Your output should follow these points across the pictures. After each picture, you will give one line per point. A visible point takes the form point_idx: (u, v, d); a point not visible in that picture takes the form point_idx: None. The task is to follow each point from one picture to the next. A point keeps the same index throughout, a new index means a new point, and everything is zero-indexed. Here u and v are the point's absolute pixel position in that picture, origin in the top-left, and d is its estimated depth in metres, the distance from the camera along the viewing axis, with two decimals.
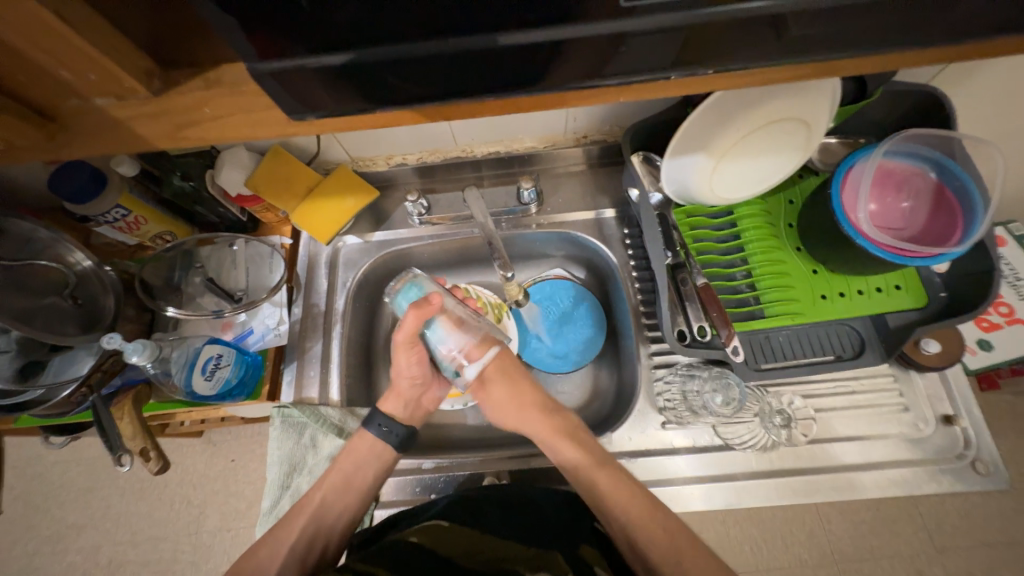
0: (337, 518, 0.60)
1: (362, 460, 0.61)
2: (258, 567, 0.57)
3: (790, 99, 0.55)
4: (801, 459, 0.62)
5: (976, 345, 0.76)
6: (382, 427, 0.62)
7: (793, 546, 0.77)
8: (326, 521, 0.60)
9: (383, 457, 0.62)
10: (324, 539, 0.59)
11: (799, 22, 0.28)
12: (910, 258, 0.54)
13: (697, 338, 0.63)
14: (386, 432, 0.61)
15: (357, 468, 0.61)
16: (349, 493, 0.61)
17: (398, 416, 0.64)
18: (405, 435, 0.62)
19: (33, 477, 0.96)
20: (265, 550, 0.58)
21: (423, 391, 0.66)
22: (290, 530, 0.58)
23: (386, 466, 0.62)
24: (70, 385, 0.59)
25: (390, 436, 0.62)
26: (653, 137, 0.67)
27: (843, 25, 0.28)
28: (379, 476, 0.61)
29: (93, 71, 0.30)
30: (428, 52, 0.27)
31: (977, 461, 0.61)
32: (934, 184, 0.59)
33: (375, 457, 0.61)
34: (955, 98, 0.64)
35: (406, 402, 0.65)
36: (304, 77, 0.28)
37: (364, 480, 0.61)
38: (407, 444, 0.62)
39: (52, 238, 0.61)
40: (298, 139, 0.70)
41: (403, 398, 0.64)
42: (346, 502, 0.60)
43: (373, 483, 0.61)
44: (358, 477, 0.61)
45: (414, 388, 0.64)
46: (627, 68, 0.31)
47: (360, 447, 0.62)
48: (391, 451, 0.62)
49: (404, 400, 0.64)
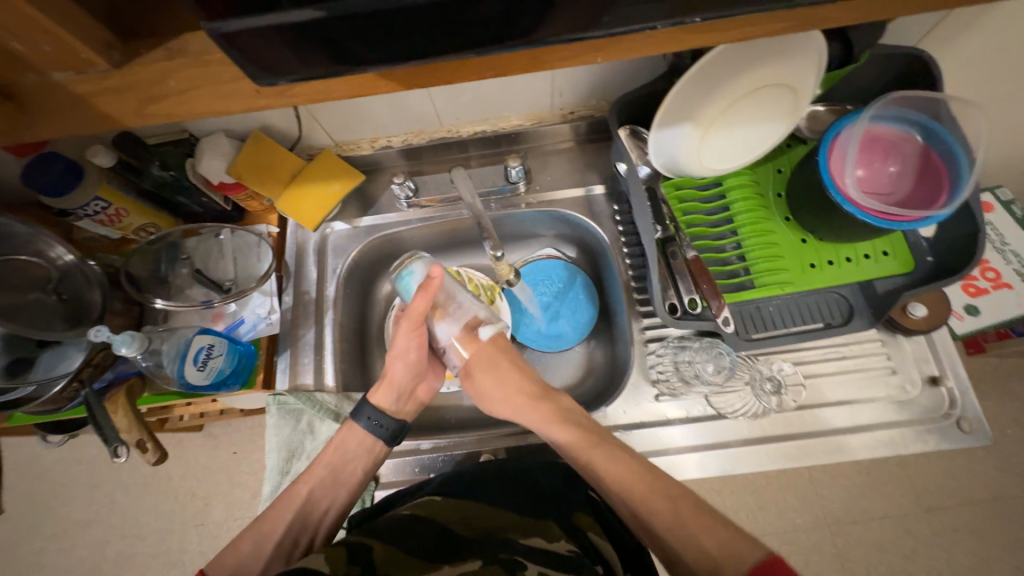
0: (326, 508, 0.60)
1: (350, 454, 0.62)
2: (239, 566, 0.56)
3: (776, 62, 0.54)
4: (792, 425, 0.63)
5: (963, 310, 0.77)
6: (372, 420, 0.62)
7: (787, 511, 0.79)
8: (309, 516, 0.59)
9: (373, 448, 0.63)
10: (311, 532, 0.59)
11: None
12: (898, 223, 0.54)
13: (688, 311, 0.63)
14: (375, 424, 0.61)
15: (345, 463, 0.61)
16: (335, 488, 0.61)
17: (388, 409, 0.64)
18: (395, 429, 0.63)
19: (34, 477, 0.96)
20: (246, 546, 0.57)
21: (416, 382, 0.66)
22: (274, 526, 0.58)
23: (374, 459, 0.63)
24: (61, 381, 0.58)
25: (380, 428, 0.62)
26: (640, 110, 0.66)
27: None
28: (368, 470, 0.62)
29: (47, 42, 0.28)
30: (398, 8, 0.26)
31: (962, 420, 0.62)
32: (921, 148, 0.59)
33: (364, 450, 0.62)
34: (942, 58, 0.64)
35: (398, 393, 0.64)
36: (267, 39, 0.27)
37: (356, 471, 0.62)
38: (397, 438, 0.63)
39: (29, 232, 0.59)
40: (278, 123, 0.68)
41: (394, 389, 0.64)
42: (333, 494, 0.61)
43: (362, 478, 0.62)
44: (347, 467, 0.61)
45: (409, 377, 0.64)
46: (606, 23, 0.30)
47: (349, 440, 0.62)
48: (382, 444, 0.63)
49: (394, 392, 0.64)
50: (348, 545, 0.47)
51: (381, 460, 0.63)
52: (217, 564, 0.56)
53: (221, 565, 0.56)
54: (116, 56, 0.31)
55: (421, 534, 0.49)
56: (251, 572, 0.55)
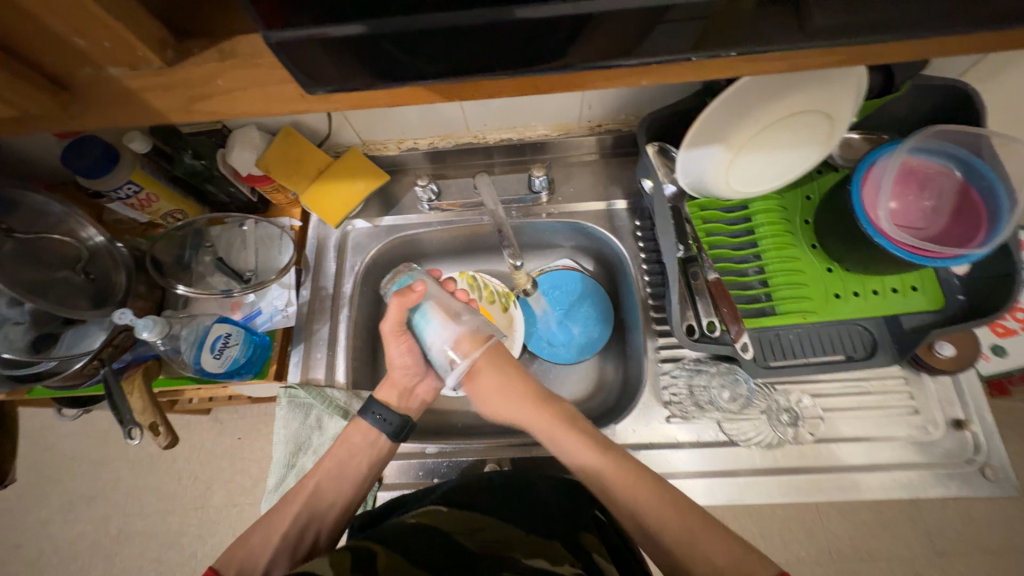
0: (332, 502, 0.61)
1: (356, 448, 0.62)
2: (249, 557, 0.57)
3: (812, 89, 0.54)
4: (806, 458, 0.61)
5: (990, 351, 0.74)
6: (378, 416, 0.62)
7: (790, 544, 0.77)
8: (317, 507, 0.61)
9: (377, 444, 0.63)
10: (318, 524, 0.60)
11: (824, 10, 0.28)
12: (930, 259, 0.52)
13: (706, 334, 0.61)
14: (382, 420, 0.62)
15: (350, 457, 0.61)
16: (341, 483, 0.62)
17: (391, 404, 0.65)
18: (399, 424, 0.63)
19: (46, 448, 0.99)
20: (257, 539, 0.58)
21: (418, 380, 0.67)
22: (282, 519, 0.59)
23: (380, 453, 0.63)
24: (83, 358, 0.60)
25: (386, 425, 0.62)
26: (670, 127, 0.65)
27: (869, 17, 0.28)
28: (373, 465, 0.62)
29: (106, 38, 0.29)
30: (444, 23, 0.27)
31: (986, 467, 0.60)
32: (959, 183, 0.57)
33: (368, 445, 0.62)
34: (985, 93, 0.62)
35: (401, 390, 0.66)
36: (315, 48, 0.27)
37: (359, 468, 0.62)
38: (402, 434, 0.63)
39: (64, 211, 0.61)
40: (309, 119, 0.69)
41: (396, 386, 0.66)
42: (340, 486, 0.61)
43: (366, 473, 0.62)
44: (352, 462, 0.62)
45: (408, 377, 0.66)
46: (645, 48, 0.30)
47: (356, 434, 0.63)
48: (386, 439, 0.63)
49: (398, 389, 0.66)
50: (353, 550, 0.48)
51: (387, 457, 0.63)
52: (228, 558, 0.58)
53: (231, 559, 0.57)
54: (169, 54, 0.32)
55: (424, 545, 0.49)
56: (256, 568, 0.57)
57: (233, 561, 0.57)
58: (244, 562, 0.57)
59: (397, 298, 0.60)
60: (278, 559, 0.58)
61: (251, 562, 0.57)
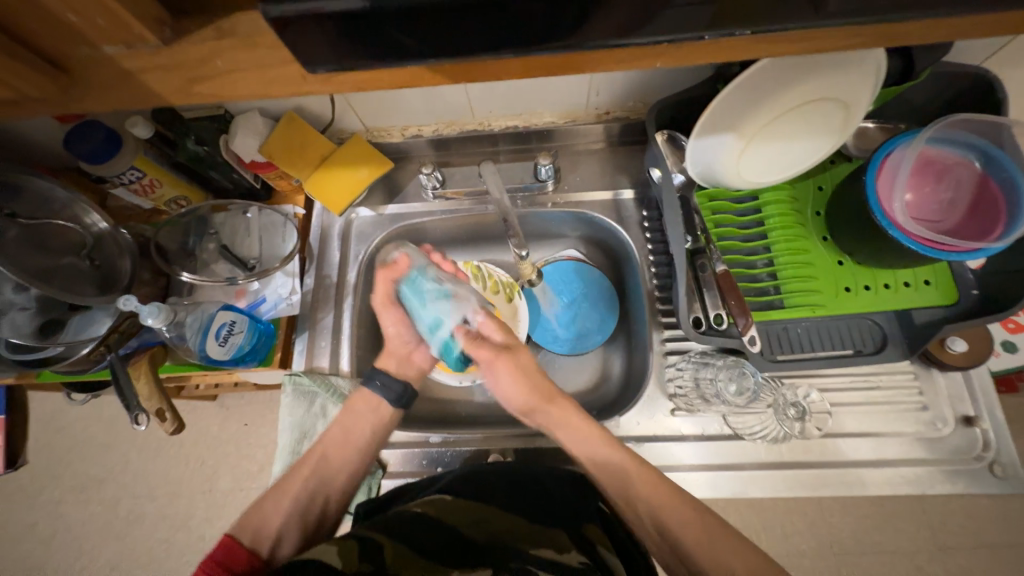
0: (339, 468, 0.61)
1: (359, 415, 0.63)
2: (263, 521, 0.57)
3: (829, 75, 0.52)
4: (812, 453, 0.61)
5: (1001, 347, 0.73)
6: (380, 383, 0.63)
7: (792, 535, 0.77)
8: (325, 473, 0.61)
9: (380, 410, 0.63)
10: (326, 491, 0.61)
11: None
12: (946, 252, 0.51)
13: (713, 326, 0.61)
14: (383, 385, 0.63)
15: (355, 421, 0.62)
16: (348, 451, 0.62)
17: (392, 372, 0.66)
18: (401, 391, 0.64)
19: (56, 431, 1.00)
20: (269, 505, 0.59)
21: (414, 348, 0.68)
22: (292, 484, 0.60)
23: (382, 421, 0.64)
24: (89, 344, 0.60)
25: (388, 391, 0.63)
26: (680, 115, 0.64)
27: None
28: (376, 431, 0.63)
29: (101, 16, 0.28)
30: (445, 0, 0.26)
31: (995, 464, 0.59)
32: (978, 174, 0.56)
33: (371, 412, 0.63)
34: (1009, 81, 0.60)
35: (398, 359, 0.67)
36: (313, 26, 0.27)
37: (363, 436, 0.62)
38: (403, 402, 0.64)
39: (68, 197, 0.61)
40: (312, 105, 0.68)
41: (392, 355, 0.67)
42: (345, 455, 0.61)
43: (371, 438, 0.62)
44: (356, 426, 0.62)
45: (403, 345, 0.67)
46: (655, 29, 0.29)
47: (359, 402, 0.63)
48: (388, 406, 0.63)
49: (395, 357, 0.67)
50: (359, 537, 0.48)
51: (391, 423, 0.64)
52: (241, 524, 0.58)
53: (244, 526, 0.57)
54: (167, 33, 0.31)
55: (430, 535, 0.49)
56: (269, 534, 0.57)
57: (248, 526, 0.57)
58: (259, 528, 0.57)
59: (384, 270, 0.65)
60: (287, 526, 0.58)
61: (264, 528, 0.57)
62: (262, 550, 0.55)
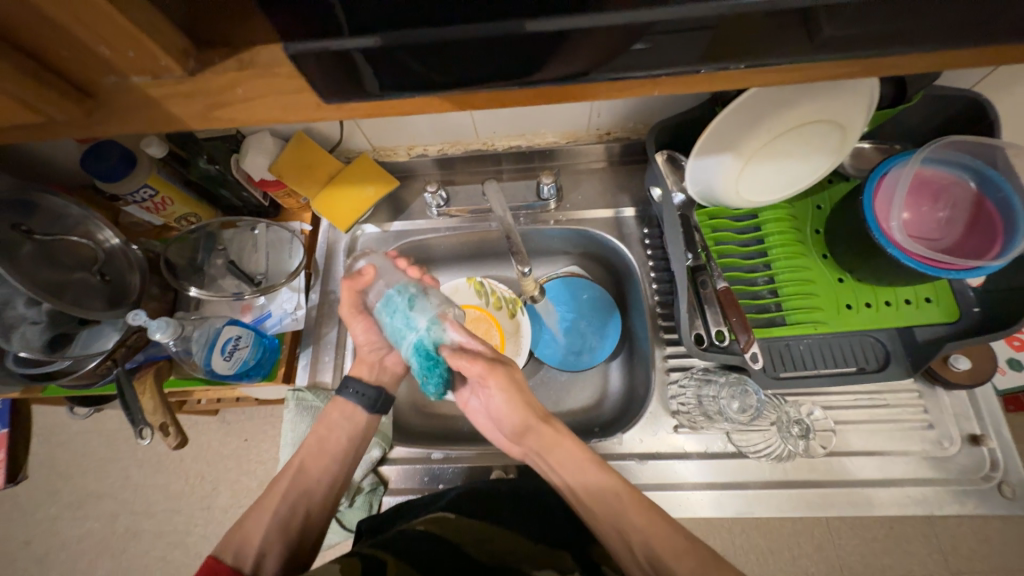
0: (320, 478, 0.61)
1: (334, 424, 0.63)
2: (245, 539, 0.56)
3: (824, 99, 0.53)
4: (817, 472, 0.60)
5: (1006, 365, 0.72)
6: (354, 391, 0.64)
7: (799, 558, 0.75)
8: (302, 487, 0.60)
9: (355, 418, 0.64)
10: (305, 504, 0.59)
11: (833, 23, 0.28)
12: (944, 271, 0.51)
13: (715, 343, 0.61)
14: (359, 394, 0.64)
15: (329, 432, 0.62)
16: (326, 459, 0.61)
17: (367, 379, 0.66)
18: (375, 397, 0.64)
19: (57, 445, 1.00)
20: (249, 523, 0.58)
21: (386, 353, 0.67)
22: (271, 500, 0.59)
23: (358, 428, 0.64)
24: (96, 358, 0.61)
25: (363, 398, 0.64)
26: (680, 136, 0.65)
27: (879, 29, 0.28)
28: (352, 438, 0.63)
29: (131, 48, 0.30)
30: (456, 35, 0.27)
31: (1004, 484, 0.59)
32: (974, 194, 0.56)
33: (347, 420, 0.63)
34: (1000, 104, 0.61)
35: (373, 366, 0.67)
36: (332, 58, 0.28)
37: (338, 443, 0.62)
38: (380, 406, 0.65)
39: (83, 214, 0.64)
40: (321, 126, 0.70)
41: (367, 363, 0.67)
42: (324, 464, 0.61)
43: (348, 446, 0.62)
44: (332, 436, 0.62)
45: (374, 353, 0.67)
46: (655, 59, 0.30)
47: (334, 412, 0.64)
48: (364, 412, 0.64)
49: (368, 363, 0.67)
50: (361, 557, 0.48)
51: (367, 428, 0.64)
52: (223, 544, 0.56)
53: (227, 544, 0.56)
54: (191, 63, 0.33)
55: (433, 548, 0.49)
56: (251, 552, 0.55)
57: (229, 546, 0.56)
58: (241, 546, 0.56)
59: (349, 281, 0.62)
60: (271, 537, 0.56)
61: (247, 544, 0.56)
62: (245, 567, 0.54)
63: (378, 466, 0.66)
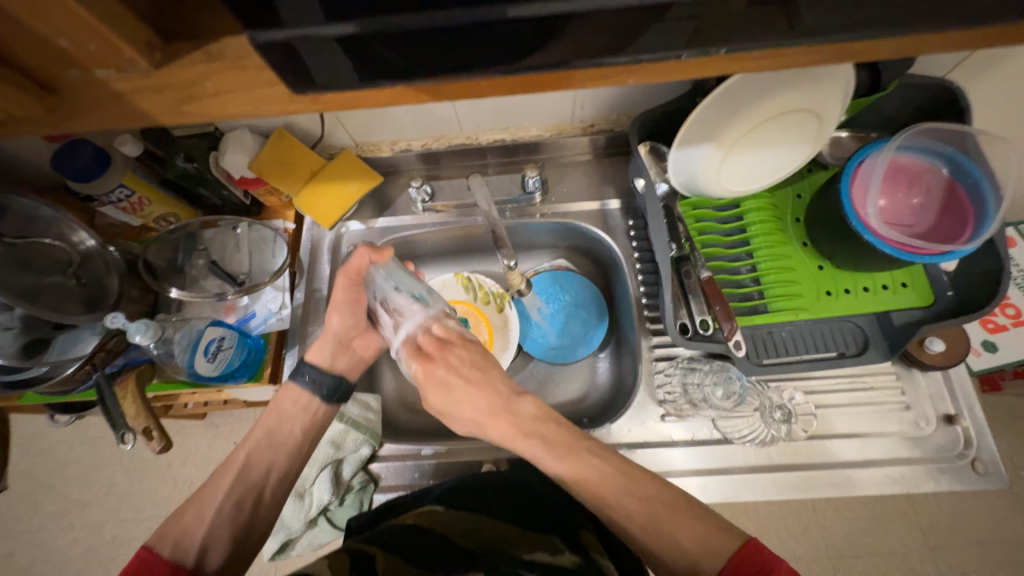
0: (268, 469, 0.59)
1: (285, 414, 0.62)
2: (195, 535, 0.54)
3: (801, 89, 0.54)
4: (800, 455, 0.62)
5: (980, 346, 0.75)
6: (309, 378, 0.62)
7: (788, 541, 0.77)
8: (249, 479, 0.58)
9: (310, 408, 0.63)
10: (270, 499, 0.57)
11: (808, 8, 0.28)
12: (918, 256, 0.53)
13: (699, 331, 0.62)
14: (314, 381, 0.62)
15: (282, 422, 0.61)
16: (285, 451, 0.61)
17: (323, 365, 0.64)
18: (332, 385, 0.63)
19: (38, 454, 0.98)
20: (192, 515, 0.54)
21: (354, 335, 0.66)
22: (231, 504, 0.56)
23: (313, 418, 0.63)
24: (74, 364, 0.60)
25: (318, 386, 0.62)
26: (661, 127, 0.66)
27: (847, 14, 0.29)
28: (306, 431, 0.62)
29: (92, 41, 0.29)
30: (429, 24, 0.28)
31: (977, 461, 0.61)
32: (946, 180, 0.58)
33: (300, 409, 0.62)
34: (971, 91, 0.63)
35: (333, 346, 0.65)
36: (303, 48, 0.28)
37: (291, 434, 0.61)
38: (336, 397, 0.63)
39: (54, 215, 0.61)
40: (301, 121, 0.69)
41: (329, 342, 0.65)
42: (273, 455, 0.60)
43: (301, 438, 0.62)
44: (285, 428, 0.61)
45: (346, 330, 0.65)
46: (635, 47, 0.30)
47: (285, 399, 0.62)
48: (319, 402, 0.63)
49: (329, 346, 0.65)
50: (349, 552, 0.48)
51: (324, 419, 0.63)
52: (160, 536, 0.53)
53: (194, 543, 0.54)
54: (157, 57, 0.32)
55: (421, 544, 0.49)
56: (217, 543, 0.53)
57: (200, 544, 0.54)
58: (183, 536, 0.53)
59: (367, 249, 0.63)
60: (220, 531, 0.54)
61: (189, 538, 0.53)
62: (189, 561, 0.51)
63: (369, 463, 0.66)
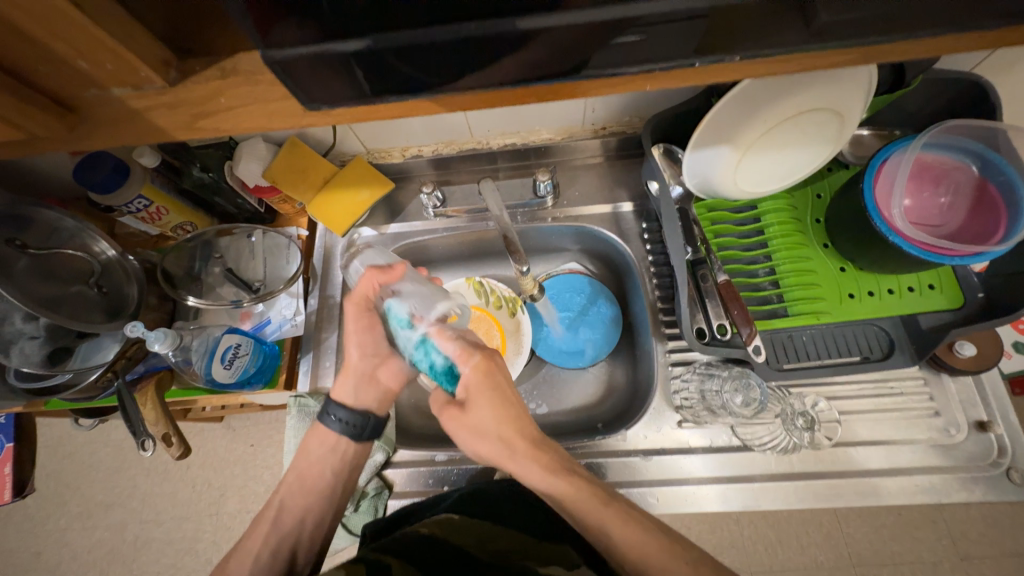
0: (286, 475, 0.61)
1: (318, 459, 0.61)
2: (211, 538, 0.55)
3: (821, 88, 0.53)
4: (823, 463, 0.60)
5: (1012, 349, 0.72)
6: (337, 418, 0.60)
7: (808, 547, 0.75)
8: None
9: (338, 448, 0.61)
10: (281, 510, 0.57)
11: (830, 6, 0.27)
12: (947, 257, 0.51)
13: (717, 336, 0.60)
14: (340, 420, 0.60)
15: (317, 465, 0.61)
16: (315, 466, 0.61)
17: (350, 403, 0.61)
18: (363, 423, 0.61)
19: (64, 457, 1.00)
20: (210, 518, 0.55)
21: (378, 364, 0.62)
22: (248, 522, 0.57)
23: (342, 461, 0.61)
24: (96, 370, 0.61)
25: (348, 426, 0.60)
26: (675, 129, 0.65)
27: (872, 14, 0.28)
28: (338, 475, 0.61)
29: (110, 60, 0.30)
30: (440, 38, 0.27)
31: (1012, 470, 0.58)
32: (976, 178, 0.56)
33: (331, 453, 0.61)
34: (1001, 86, 0.60)
35: (357, 378, 0.62)
36: (316, 63, 0.28)
37: (321, 477, 0.61)
38: (364, 431, 0.61)
39: (77, 227, 0.63)
40: (314, 130, 0.70)
41: (353, 373, 0.61)
42: (307, 501, 0.61)
43: (331, 481, 0.61)
44: (316, 469, 0.61)
45: (366, 360, 0.62)
46: (649, 53, 0.30)
47: (315, 440, 0.61)
48: (349, 441, 0.61)
49: (355, 376, 0.61)
50: (366, 561, 0.48)
51: (357, 459, 0.62)
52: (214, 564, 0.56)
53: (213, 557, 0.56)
54: (172, 73, 0.33)
55: (433, 553, 0.49)
56: None
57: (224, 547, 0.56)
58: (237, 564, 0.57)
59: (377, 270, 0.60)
60: None
61: None
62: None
63: (383, 470, 0.66)
